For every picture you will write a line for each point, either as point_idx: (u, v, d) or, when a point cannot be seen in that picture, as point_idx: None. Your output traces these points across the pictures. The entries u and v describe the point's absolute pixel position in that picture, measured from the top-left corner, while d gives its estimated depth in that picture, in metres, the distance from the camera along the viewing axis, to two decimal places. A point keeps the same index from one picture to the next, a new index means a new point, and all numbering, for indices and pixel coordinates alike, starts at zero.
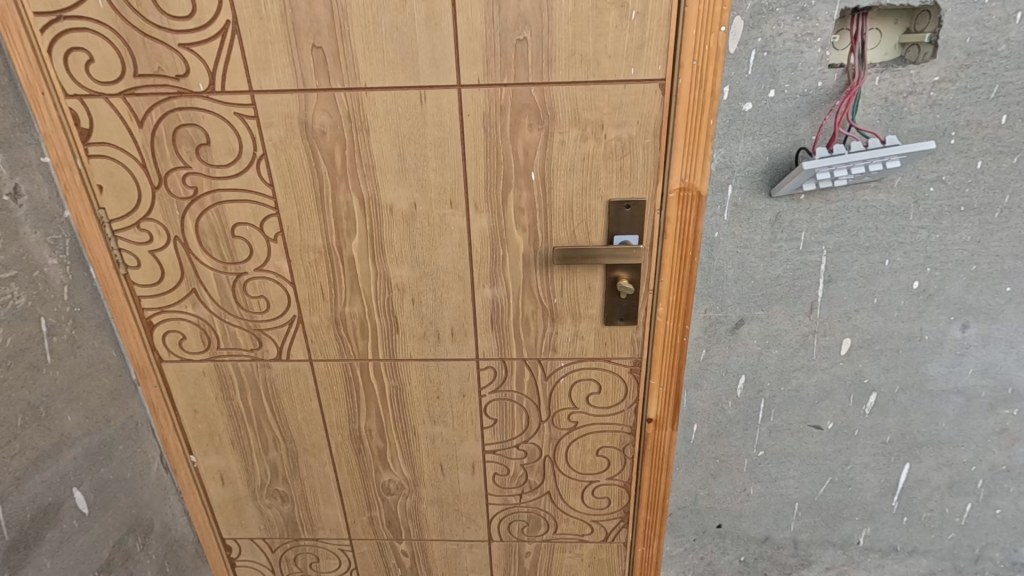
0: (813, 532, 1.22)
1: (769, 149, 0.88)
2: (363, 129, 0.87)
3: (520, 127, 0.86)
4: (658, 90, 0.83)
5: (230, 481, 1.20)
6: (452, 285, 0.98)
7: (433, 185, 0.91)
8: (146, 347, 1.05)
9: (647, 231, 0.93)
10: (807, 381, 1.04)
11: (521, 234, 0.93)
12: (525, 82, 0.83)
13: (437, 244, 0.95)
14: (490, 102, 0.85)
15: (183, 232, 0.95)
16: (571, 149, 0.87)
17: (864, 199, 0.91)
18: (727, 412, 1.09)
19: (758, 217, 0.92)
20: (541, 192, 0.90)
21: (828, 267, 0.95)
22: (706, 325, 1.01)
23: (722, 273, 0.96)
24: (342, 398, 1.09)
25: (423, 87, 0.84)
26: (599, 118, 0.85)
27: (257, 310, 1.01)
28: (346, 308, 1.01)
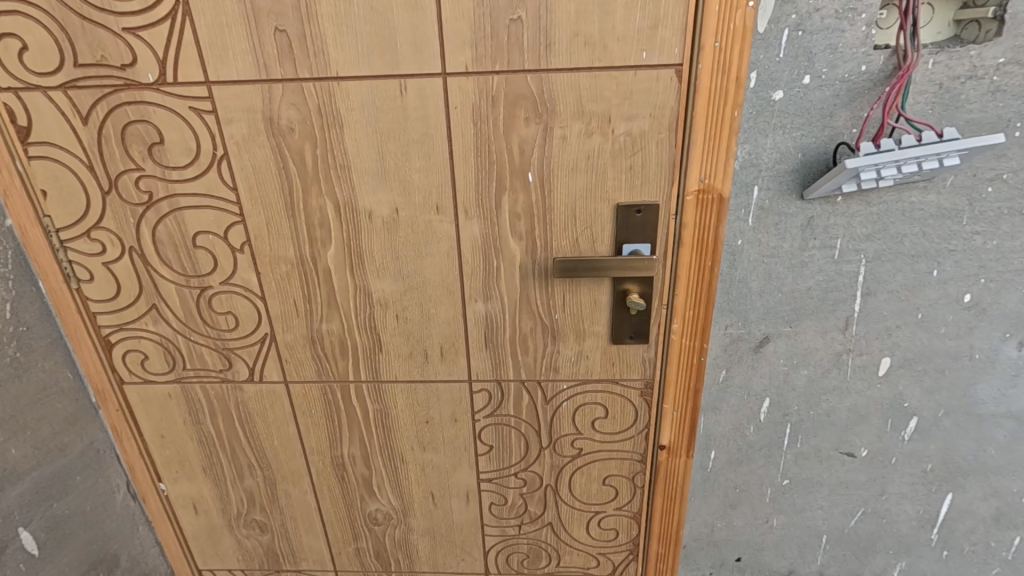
0: (843, 566, 1.10)
1: (802, 144, 0.77)
2: (336, 125, 0.76)
3: (515, 121, 0.75)
4: (675, 76, 0.72)
5: (204, 511, 1.10)
6: (441, 299, 0.87)
7: (417, 188, 0.80)
8: (106, 368, 0.95)
9: (659, 239, 0.81)
10: (840, 406, 0.94)
11: (518, 243, 0.83)
12: (521, 70, 0.72)
13: (423, 254, 0.84)
14: (480, 93, 0.74)
15: (139, 242, 0.85)
16: (574, 146, 0.76)
17: (910, 201, 0.80)
18: (748, 438, 0.98)
19: (787, 222, 0.81)
20: (540, 195, 0.79)
21: (867, 279, 0.84)
22: (727, 343, 0.90)
23: (745, 286, 0.86)
24: (322, 423, 0.99)
25: (403, 76, 0.73)
26: (607, 110, 0.74)
27: (225, 327, 0.91)
28: (323, 326, 0.90)
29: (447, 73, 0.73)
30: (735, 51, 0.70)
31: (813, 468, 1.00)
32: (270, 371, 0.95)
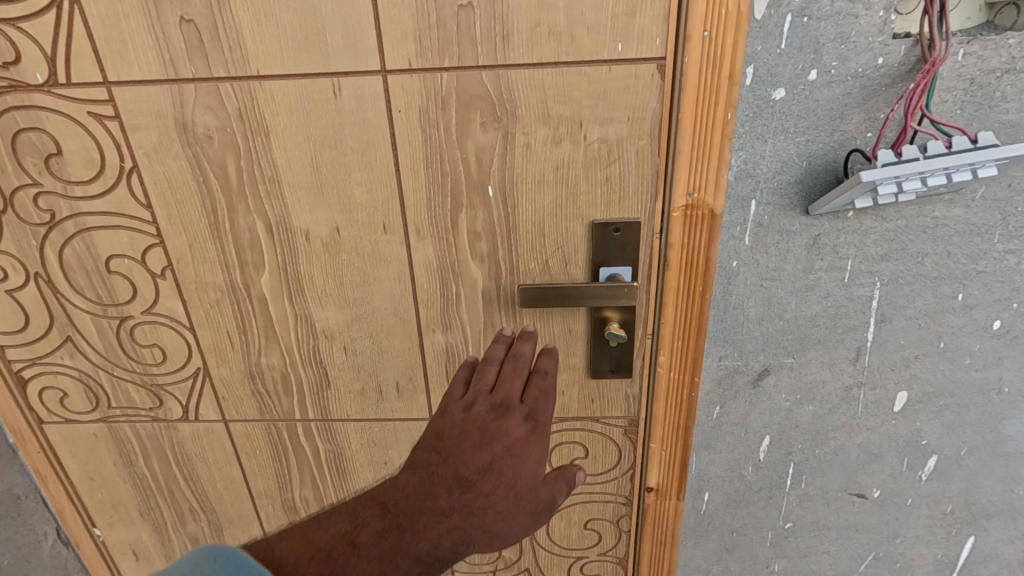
0: None
1: (807, 151, 0.65)
2: (261, 132, 0.65)
3: (470, 126, 0.64)
4: (657, 72, 0.61)
5: (144, 557, 0.99)
6: (394, 330, 0.77)
7: (360, 205, 0.69)
8: (22, 407, 0.84)
9: (642, 261, 0.71)
10: (849, 443, 0.84)
11: (479, 266, 0.72)
12: (474, 66, 0.61)
13: (371, 280, 0.73)
14: (427, 94, 0.62)
15: (45, 268, 0.74)
16: (540, 155, 0.65)
17: (933, 216, 0.68)
18: (747, 479, 0.87)
19: (790, 241, 0.70)
20: (502, 212, 0.68)
21: (881, 304, 0.73)
22: (721, 377, 0.79)
23: (742, 312, 0.75)
24: (269, 464, 0.89)
25: (336, 74, 0.62)
26: (577, 113, 0.63)
27: (151, 361, 0.80)
28: (262, 359, 0.79)
29: (388, 70, 0.62)
30: (728, 42, 0.58)
31: (820, 512, 0.90)
32: (206, 409, 0.84)
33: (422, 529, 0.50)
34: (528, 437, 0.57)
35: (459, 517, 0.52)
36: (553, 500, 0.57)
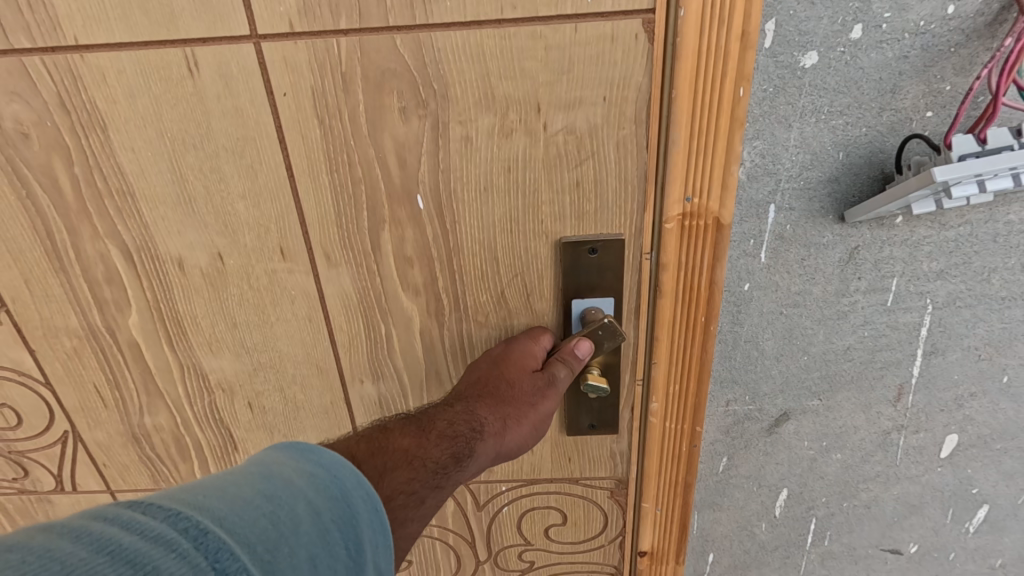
0: None
1: (844, 138, 0.49)
2: (95, 127, 0.46)
3: (385, 114, 0.46)
4: (643, 31, 0.43)
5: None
6: (310, 381, 0.59)
7: (245, 224, 0.51)
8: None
9: (625, 298, 0.54)
10: (885, 495, 0.68)
11: (414, 300, 0.54)
12: (385, 27, 0.43)
13: (272, 319, 0.56)
14: (322, 69, 0.44)
15: None
16: (486, 154, 0.47)
17: (1007, 221, 0.52)
18: (760, 538, 0.72)
19: (819, 257, 0.53)
20: (439, 230, 0.51)
21: (933, 331, 0.57)
22: (729, 425, 0.63)
23: (756, 348, 0.58)
24: None
25: (190, 42, 0.43)
26: (536, 91, 0.45)
27: (5, 424, 0.63)
28: (147, 420, 0.62)
29: (262, 34, 0.43)
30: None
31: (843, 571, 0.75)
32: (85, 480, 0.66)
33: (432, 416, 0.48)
34: (509, 345, 0.54)
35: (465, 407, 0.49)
36: (553, 376, 0.51)
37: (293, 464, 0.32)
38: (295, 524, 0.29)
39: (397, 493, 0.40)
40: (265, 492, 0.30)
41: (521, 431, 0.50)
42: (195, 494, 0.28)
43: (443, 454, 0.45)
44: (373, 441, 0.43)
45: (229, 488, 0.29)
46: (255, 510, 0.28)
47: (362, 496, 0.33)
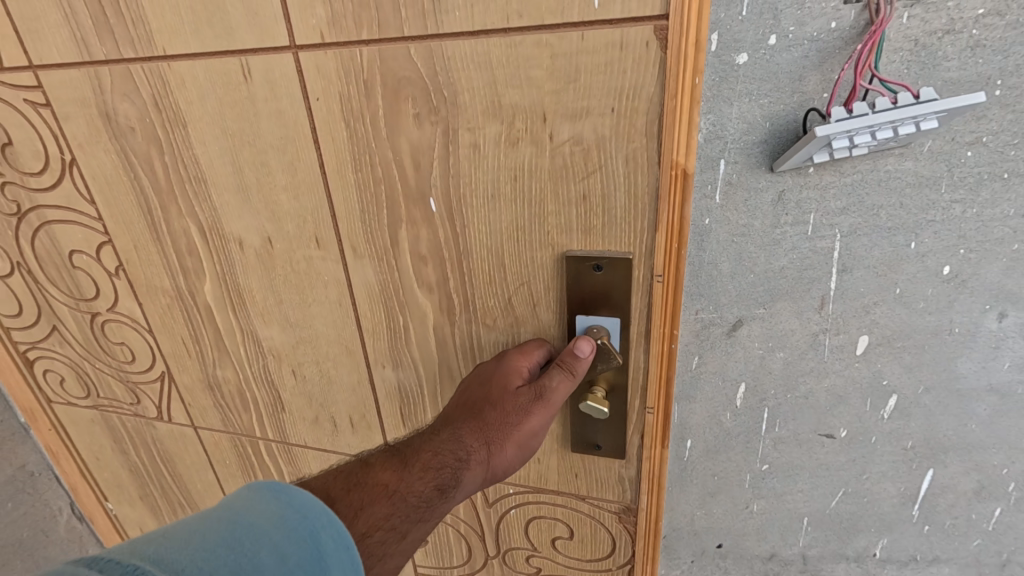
0: (825, 547, 0.98)
1: (770, 113, 0.63)
2: (178, 122, 0.59)
3: (401, 118, 0.53)
4: (655, 37, 0.47)
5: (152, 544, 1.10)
6: (340, 358, 0.70)
7: (289, 214, 0.61)
8: (36, 390, 0.92)
9: (636, 310, 0.59)
10: (819, 388, 0.85)
11: (427, 295, 0.63)
12: (401, 37, 0.50)
13: (309, 296, 0.66)
14: (348, 77, 0.53)
15: (25, 258, 0.76)
16: (492, 159, 0.55)
17: (885, 169, 0.68)
18: (725, 426, 0.91)
19: (757, 198, 0.69)
20: (450, 231, 0.58)
21: (842, 255, 0.73)
22: (698, 329, 0.81)
23: (715, 268, 0.75)
24: (239, 474, 0.87)
25: (246, 53, 0.54)
26: (540, 100, 0.51)
27: (123, 360, 0.82)
28: (218, 372, 0.76)
29: (299, 44, 0.53)
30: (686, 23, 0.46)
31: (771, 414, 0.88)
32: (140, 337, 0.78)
33: (420, 444, 0.55)
34: (499, 364, 0.61)
35: (452, 434, 0.56)
36: (538, 393, 0.57)
37: (264, 509, 0.39)
38: (258, 564, 0.35)
39: (374, 528, 0.46)
40: (233, 538, 0.36)
41: (507, 450, 0.56)
42: (166, 548, 0.34)
43: (426, 486, 0.52)
44: (352, 477, 0.50)
45: (197, 538, 0.35)
46: (220, 556, 0.34)
47: (328, 531, 0.39)
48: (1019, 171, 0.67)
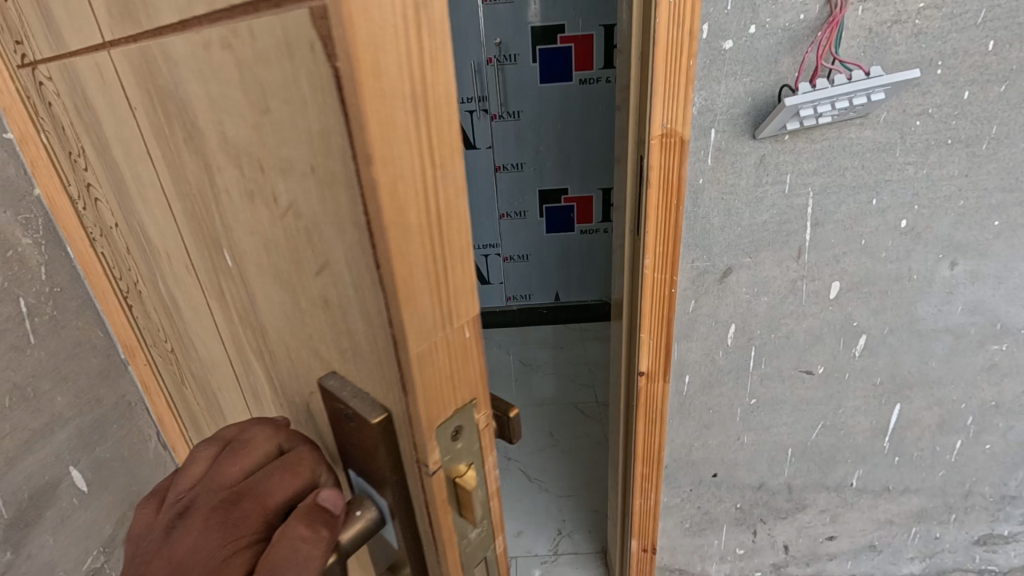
0: (807, 476, 1.24)
1: (751, 90, 0.85)
2: (94, 124, 0.48)
3: (179, 149, 0.34)
4: (313, 36, 0.19)
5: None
6: (236, 398, 0.55)
7: (164, 237, 0.47)
8: (134, 329, 0.76)
9: (412, 495, 0.31)
10: (797, 328, 1.05)
11: (261, 374, 0.43)
12: (144, 34, 0.30)
13: (203, 328, 0.52)
14: (138, 84, 0.35)
15: (105, 202, 0.59)
16: (246, 218, 0.30)
17: (849, 136, 0.88)
18: (718, 363, 1.10)
19: (741, 161, 0.90)
20: (250, 309, 0.37)
21: (815, 210, 0.94)
22: (694, 276, 1.01)
23: (708, 222, 0.96)
24: None
25: (89, 49, 0.39)
26: (250, 137, 0.25)
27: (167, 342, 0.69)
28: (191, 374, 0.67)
29: (110, 42, 0.36)
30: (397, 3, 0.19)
31: (757, 353, 1.08)
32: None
33: None
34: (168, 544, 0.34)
35: None
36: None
37: None
38: None
39: None
40: None
41: None
42: None
43: None
44: None
45: None
46: None
47: None
48: (959, 138, 0.88)
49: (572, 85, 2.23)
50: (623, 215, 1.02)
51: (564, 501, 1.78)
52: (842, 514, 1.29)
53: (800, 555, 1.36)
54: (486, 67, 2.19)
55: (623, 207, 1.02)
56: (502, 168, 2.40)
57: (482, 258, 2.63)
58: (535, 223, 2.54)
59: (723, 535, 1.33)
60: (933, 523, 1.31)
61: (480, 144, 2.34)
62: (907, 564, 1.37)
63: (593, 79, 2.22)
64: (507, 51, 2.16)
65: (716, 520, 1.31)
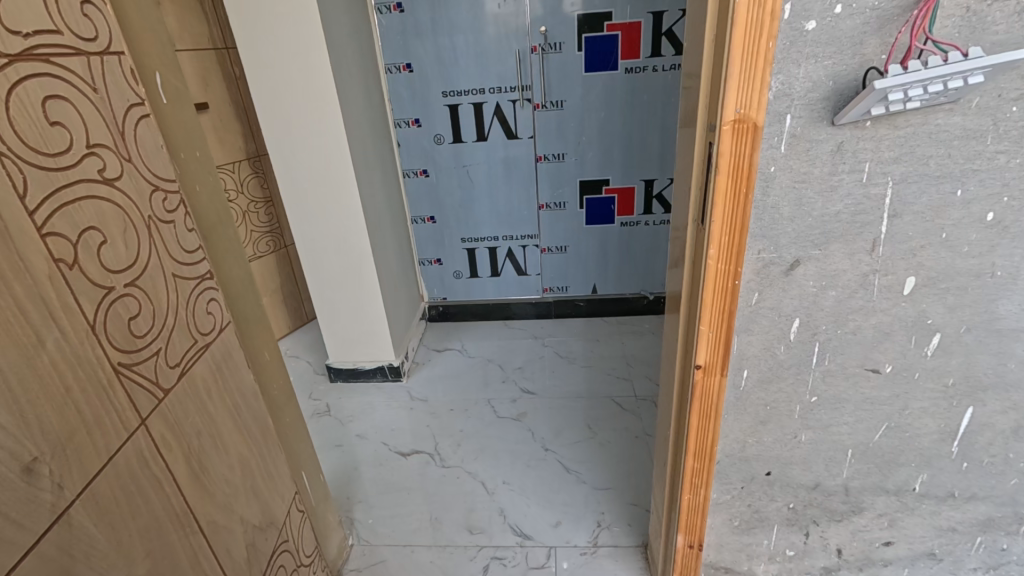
0: (866, 479, 1.20)
1: (833, 73, 0.81)
2: None
3: None
4: None
5: (225, 488, 0.94)
6: None
7: None
8: (187, 314, 0.85)
9: None
10: (865, 324, 1.01)
11: None
12: None
13: None
14: None
15: (83, 210, 0.65)
16: None
17: (936, 123, 0.84)
18: (778, 357, 1.06)
19: (818, 148, 0.86)
20: None
21: (893, 201, 0.90)
22: (759, 268, 0.97)
23: (777, 212, 0.92)
24: (152, 487, 0.75)
25: None
26: None
27: (124, 346, 0.71)
28: (91, 386, 0.65)
29: None
30: None
31: (821, 349, 1.04)
32: (53, 368, 0.60)
33: None
34: None
35: None
36: None
37: None
38: None
39: None
40: None
41: None
42: None
43: None
44: None
45: None
46: None
47: None
48: None
49: (617, 74, 2.20)
50: (686, 209, 1.00)
51: (602, 494, 1.77)
52: (901, 519, 1.25)
53: (853, 560, 1.32)
54: (530, 55, 2.17)
55: (686, 201, 0.99)
56: (543, 158, 2.37)
57: (520, 249, 2.62)
58: (574, 214, 2.51)
59: (774, 534, 1.30)
60: (1000, 534, 1.25)
61: (522, 134, 2.32)
62: (968, 574, 1.32)
63: (639, 68, 2.18)
64: (552, 39, 2.13)
65: (766, 519, 1.27)
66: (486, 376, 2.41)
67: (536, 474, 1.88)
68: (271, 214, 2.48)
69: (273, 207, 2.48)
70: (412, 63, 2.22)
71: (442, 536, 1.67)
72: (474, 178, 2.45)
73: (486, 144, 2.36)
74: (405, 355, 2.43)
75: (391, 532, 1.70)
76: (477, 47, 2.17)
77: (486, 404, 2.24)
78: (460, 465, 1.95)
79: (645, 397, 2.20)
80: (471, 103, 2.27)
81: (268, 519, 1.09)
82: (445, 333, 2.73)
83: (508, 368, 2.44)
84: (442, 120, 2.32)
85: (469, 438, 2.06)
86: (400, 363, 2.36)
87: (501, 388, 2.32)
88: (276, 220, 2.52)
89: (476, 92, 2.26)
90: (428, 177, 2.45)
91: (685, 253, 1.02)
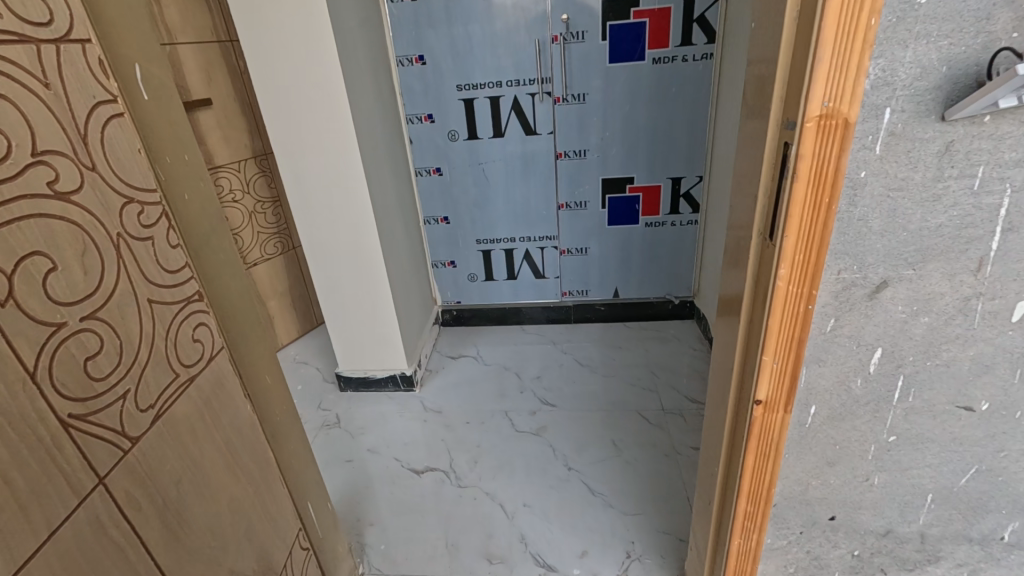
0: (946, 526, 0.97)
1: (948, 55, 0.56)
2: None
3: None
4: None
5: (212, 538, 0.82)
6: None
7: None
8: (166, 346, 0.73)
9: None
10: (961, 356, 0.76)
11: None
12: None
13: None
14: None
15: (24, 234, 0.53)
16: None
17: None
18: (852, 392, 0.82)
19: (923, 149, 0.61)
20: None
21: (1011, 210, 0.64)
22: (837, 290, 0.72)
23: (865, 225, 0.66)
24: (112, 558, 0.62)
25: None
26: None
27: (80, 392, 0.59)
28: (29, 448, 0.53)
29: None
30: None
31: (905, 383, 0.81)
32: None
33: None
34: None
35: None
36: None
37: None
38: None
39: None
40: None
41: None
42: None
43: None
44: None
45: None
46: None
47: None
48: None
49: (644, 65, 2.03)
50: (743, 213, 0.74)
51: (631, 520, 1.63)
52: (983, 572, 1.01)
53: None
54: (550, 46, 2.01)
55: (747, 202, 0.72)
56: (563, 155, 2.22)
57: (538, 251, 2.47)
58: (595, 215, 2.36)
59: None
60: None
61: (541, 130, 2.17)
62: None
63: (668, 58, 2.01)
64: (574, 28, 1.97)
65: (825, 567, 1.04)
66: (502, 386, 2.27)
67: (559, 496, 1.74)
68: (280, 214, 2.37)
69: (281, 207, 2.36)
70: (425, 55, 2.07)
71: (459, 564, 1.54)
72: (491, 177, 2.30)
73: (503, 140, 2.21)
74: (418, 362, 2.31)
75: (405, 560, 1.57)
76: (494, 37, 2.02)
77: (504, 416, 2.10)
78: (477, 485, 1.82)
79: (674, 410, 2.04)
80: (487, 96, 2.13)
81: (264, 563, 0.97)
82: (460, 338, 2.61)
83: (525, 378, 2.30)
84: (457, 115, 2.18)
85: (486, 454, 1.93)
86: (412, 372, 2.24)
87: (519, 399, 2.19)
88: (283, 219, 2.40)
89: (492, 85, 2.11)
90: (442, 176, 2.31)
91: (740, 260, 0.77)
